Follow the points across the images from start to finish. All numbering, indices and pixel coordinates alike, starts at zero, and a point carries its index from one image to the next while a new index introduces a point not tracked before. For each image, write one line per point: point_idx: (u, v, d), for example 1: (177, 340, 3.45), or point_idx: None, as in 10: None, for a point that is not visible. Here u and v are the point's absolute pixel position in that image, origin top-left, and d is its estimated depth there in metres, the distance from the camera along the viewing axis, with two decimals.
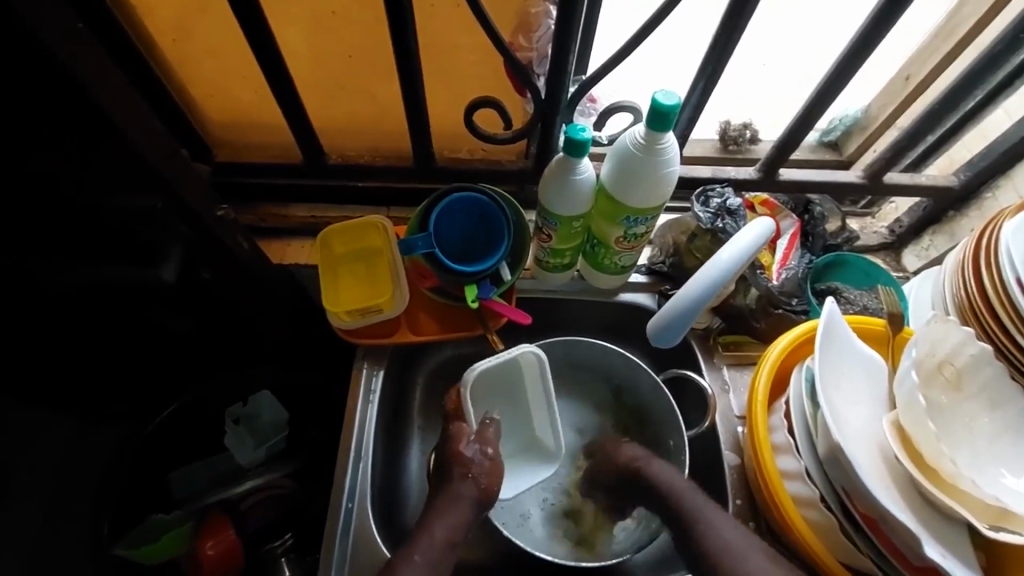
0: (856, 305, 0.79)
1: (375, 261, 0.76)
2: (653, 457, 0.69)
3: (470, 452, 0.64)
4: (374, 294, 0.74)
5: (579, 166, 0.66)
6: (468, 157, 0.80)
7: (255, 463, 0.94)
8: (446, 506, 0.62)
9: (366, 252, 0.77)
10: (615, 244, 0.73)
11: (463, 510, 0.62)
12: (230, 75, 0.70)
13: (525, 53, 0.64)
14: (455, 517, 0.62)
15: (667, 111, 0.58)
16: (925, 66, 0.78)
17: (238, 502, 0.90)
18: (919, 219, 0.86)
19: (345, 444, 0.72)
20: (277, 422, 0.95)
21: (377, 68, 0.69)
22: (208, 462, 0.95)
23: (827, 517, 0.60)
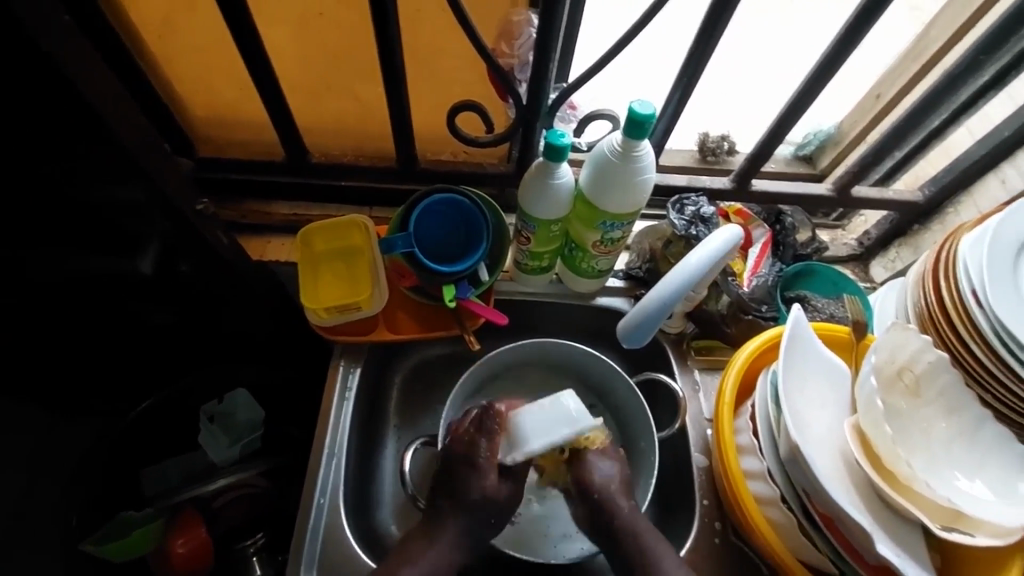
0: (823, 313, 0.80)
1: (356, 260, 0.77)
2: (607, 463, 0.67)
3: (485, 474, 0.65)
4: (353, 292, 0.74)
5: (557, 171, 0.68)
6: (451, 160, 0.82)
7: (228, 462, 0.92)
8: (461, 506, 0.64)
9: (346, 249, 0.78)
10: (592, 248, 0.75)
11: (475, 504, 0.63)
12: (215, 69, 0.70)
13: (509, 60, 0.65)
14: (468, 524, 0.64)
15: (643, 120, 0.61)
16: (894, 84, 0.82)
17: (211, 502, 0.91)
18: (886, 232, 0.90)
19: (319, 442, 0.72)
20: (252, 422, 0.94)
21: (365, 70, 0.71)
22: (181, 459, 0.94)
23: (788, 516, 0.61)
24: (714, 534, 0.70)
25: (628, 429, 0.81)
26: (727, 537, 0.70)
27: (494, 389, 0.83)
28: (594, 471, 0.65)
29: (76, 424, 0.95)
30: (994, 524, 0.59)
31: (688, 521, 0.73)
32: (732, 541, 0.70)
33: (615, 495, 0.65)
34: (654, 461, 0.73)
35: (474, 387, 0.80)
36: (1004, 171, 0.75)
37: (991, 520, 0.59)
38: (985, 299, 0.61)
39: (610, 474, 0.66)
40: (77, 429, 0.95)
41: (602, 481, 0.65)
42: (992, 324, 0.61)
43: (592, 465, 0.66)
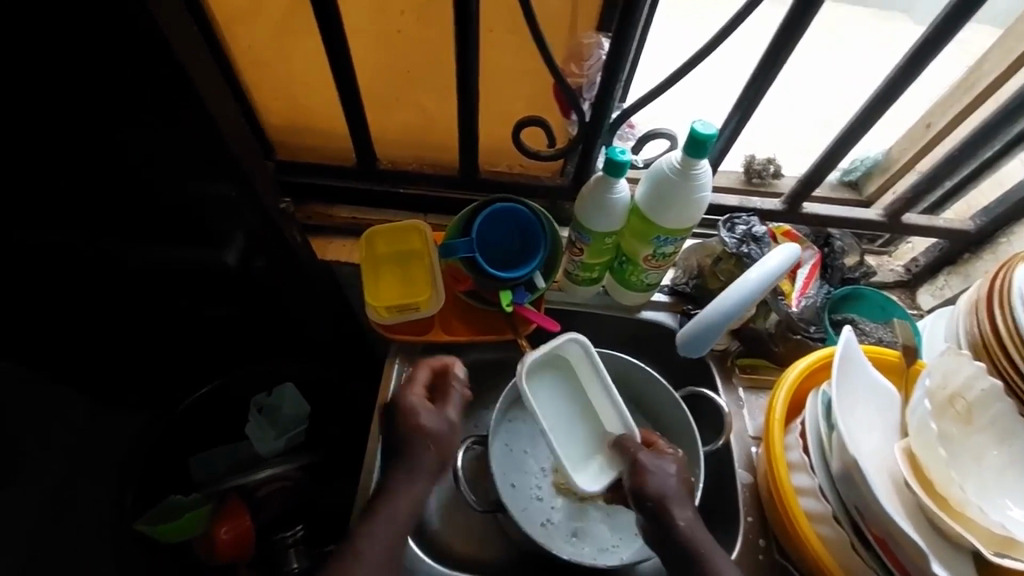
0: (872, 337, 0.82)
1: (415, 262, 0.81)
2: (670, 466, 0.64)
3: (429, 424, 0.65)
4: (413, 294, 0.78)
5: (616, 186, 0.71)
6: (507, 171, 0.85)
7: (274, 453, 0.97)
8: (421, 445, 0.64)
9: (404, 251, 0.81)
10: (643, 262, 0.78)
11: (432, 438, 0.65)
12: (299, 78, 0.75)
13: (577, 79, 0.69)
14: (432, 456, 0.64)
15: (704, 139, 0.63)
16: (945, 114, 0.82)
17: (254, 490, 0.92)
18: (935, 259, 0.90)
19: (374, 437, 0.75)
20: (297, 415, 0.98)
21: (439, 86, 0.75)
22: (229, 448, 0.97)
23: (839, 533, 0.61)
24: (758, 551, 0.71)
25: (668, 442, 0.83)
26: (770, 556, 0.70)
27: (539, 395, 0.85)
28: (655, 470, 0.64)
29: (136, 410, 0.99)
30: None
31: (731, 537, 0.73)
32: (775, 560, 0.70)
33: (675, 501, 0.62)
34: (699, 473, 0.75)
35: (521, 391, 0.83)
36: None
37: None
38: None
39: (670, 476, 0.64)
40: (136, 415, 1.00)
41: (660, 480, 0.63)
42: None
43: (654, 464, 0.65)
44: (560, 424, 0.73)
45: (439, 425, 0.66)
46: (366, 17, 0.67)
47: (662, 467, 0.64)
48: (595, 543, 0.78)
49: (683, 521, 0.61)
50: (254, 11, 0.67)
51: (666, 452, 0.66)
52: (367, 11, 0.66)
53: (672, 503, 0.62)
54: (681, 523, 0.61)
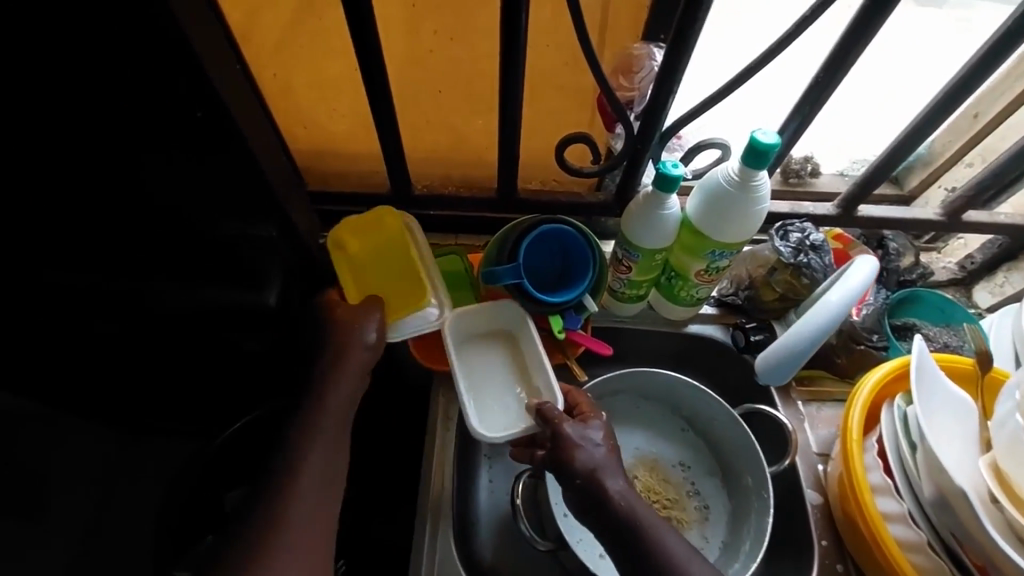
0: (938, 343, 0.78)
1: (398, 253, 0.74)
2: (595, 429, 0.62)
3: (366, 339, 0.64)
4: (412, 289, 0.71)
5: (667, 201, 0.67)
6: (540, 187, 0.81)
7: None
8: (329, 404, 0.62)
9: (384, 241, 0.74)
10: (695, 277, 0.74)
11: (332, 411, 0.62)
12: (329, 104, 0.72)
13: (627, 93, 0.65)
14: (333, 426, 0.61)
15: (765, 149, 0.60)
16: (995, 104, 0.80)
17: None
18: (993, 256, 0.86)
19: (427, 475, 0.72)
20: None
21: (475, 105, 0.72)
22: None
23: (936, 562, 0.58)
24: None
25: (725, 459, 0.82)
26: None
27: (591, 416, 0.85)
28: (584, 436, 0.60)
29: None
30: None
31: (805, 564, 0.69)
32: None
33: (608, 469, 0.58)
34: (768, 498, 0.71)
35: None
36: None
37: None
38: None
39: (596, 441, 0.61)
40: None
41: (590, 453, 0.59)
42: None
43: (585, 429, 0.61)
44: (487, 391, 0.71)
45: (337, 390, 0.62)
46: (401, 39, 0.64)
47: (592, 432, 0.61)
48: None
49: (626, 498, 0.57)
50: (286, 38, 0.64)
51: (593, 416, 0.63)
52: (403, 33, 0.64)
53: (605, 472, 0.58)
54: (623, 499, 0.56)
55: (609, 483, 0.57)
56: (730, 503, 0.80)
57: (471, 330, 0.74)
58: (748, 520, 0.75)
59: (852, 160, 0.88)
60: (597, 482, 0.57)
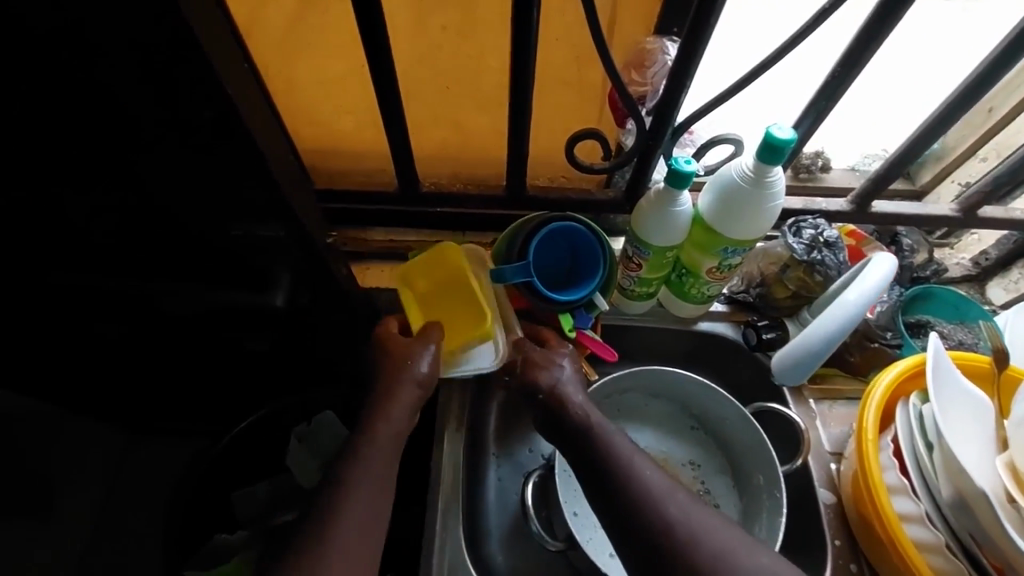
0: (952, 340, 0.77)
1: (461, 285, 0.72)
2: (563, 355, 0.67)
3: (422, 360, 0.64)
4: (473, 325, 0.70)
5: (679, 198, 0.66)
6: (548, 184, 0.81)
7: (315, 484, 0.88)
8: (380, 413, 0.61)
9: (447, 277, 0.73)
10: (706, 274, 0.73)
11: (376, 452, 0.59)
12: (335, 101, 0.71)
13: (639, 89, 0.64)
14: (380, 465, 0.59)
15: (781, 144, 0.59)
16: (1010, 98, 0.78)
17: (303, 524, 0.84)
18: (1008, 252, 0.85)
19: (436, 474, 0.71)
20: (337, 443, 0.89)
21: (482, 102, 0.71)
22: (273, 483, 0.93)
23: (955, 564, 0.57)
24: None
25: (735, 458, 0.82)
26: None
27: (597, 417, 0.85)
28: (549, 360, 0.66)
29: (171, 448, 0.96)
30: None
31: (817, 563, 0.69)
32: None
33: (569, 389, 0.64)
34: (781, 496, 0.70)
35: None
36: None
37: None
38: None
39: (564, 368, 0.66)
40: (172, 452, 0.96)
41: (553, 374, 0.65)
42: None
43: (552, 354, 0.67)
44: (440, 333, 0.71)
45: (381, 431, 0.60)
46: (408, 34, 0.63)
47: (558, 356, 0.67)
48: None
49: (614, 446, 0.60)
50: (292, 34, 0.63)
51: (564, 346, 0.68)
52: (411, 28, 0.62)
53: (566, 395, 0.63)
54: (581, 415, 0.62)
55: (568, 401, 0.63)
56: (742, 502, 0.79)
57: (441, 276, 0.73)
58: (760, 519, 0.74)
59: (864, 154, 0.88)
60: (557, 398, 0.63)
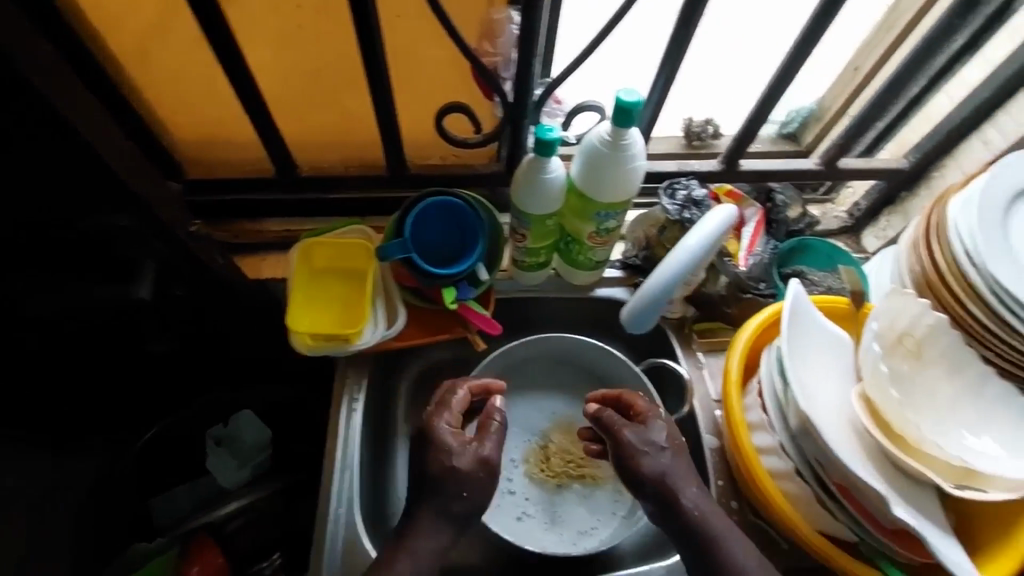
0: (821, 286, 0.82)
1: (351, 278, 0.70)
2: (660, 432, 0.65)
3: (438, 421, 0.67)
4: (347, 322, 0.67)
5: (549, 165, 0.68)
6: (440, 164, 0.80)
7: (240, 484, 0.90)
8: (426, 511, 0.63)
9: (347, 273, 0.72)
10: (588, 240, 0.76)
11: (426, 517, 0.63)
12: (198, 89, 0.70)
13: (492, 59, 0.65)
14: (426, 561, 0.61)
15: (629, 108, 0.60)
16: (870, 56, 0.83)
17: (223, 526, 0.85)
18: (875, 201, 0.90)
19: (330, 455, 0.70)
20: (261, 443, 0.92)
21: (349, 82, 0.71)
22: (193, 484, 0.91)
23: (803, 488, 0.62)
24: (731, 512, 0.71)
25: None
26: (744, 514, 0.71)
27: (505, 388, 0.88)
28: (645, 439, 0.64)
29: None
30: (1009, 478, 0.59)
31: None
32: (748, 518, 0.70)
33: (678, 482, 0.63)
34: None
35: None
36: (986, 132, 0.74)
37: (1002, 474, 0.60)
38: (978, 257, 0.62)
39: (658, 450, 0.64)
40: None
41: (653, 461, 0.63)
42: (988, 282, 0.61)
43: (645, 434, 0.64)
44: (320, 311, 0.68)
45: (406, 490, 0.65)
46: (258, 15, 0.62)
47: (653, 433, 0.64)
48: (580, 540, 0.78)
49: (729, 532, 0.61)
50: (136, 20, 0.61)
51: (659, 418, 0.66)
52: (258, 8, 0.62)
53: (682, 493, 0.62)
54: (690, 517, 0.61)
55: (682, 498, 0.62)
56: None
57: (328, 263, 0.71)
58: None
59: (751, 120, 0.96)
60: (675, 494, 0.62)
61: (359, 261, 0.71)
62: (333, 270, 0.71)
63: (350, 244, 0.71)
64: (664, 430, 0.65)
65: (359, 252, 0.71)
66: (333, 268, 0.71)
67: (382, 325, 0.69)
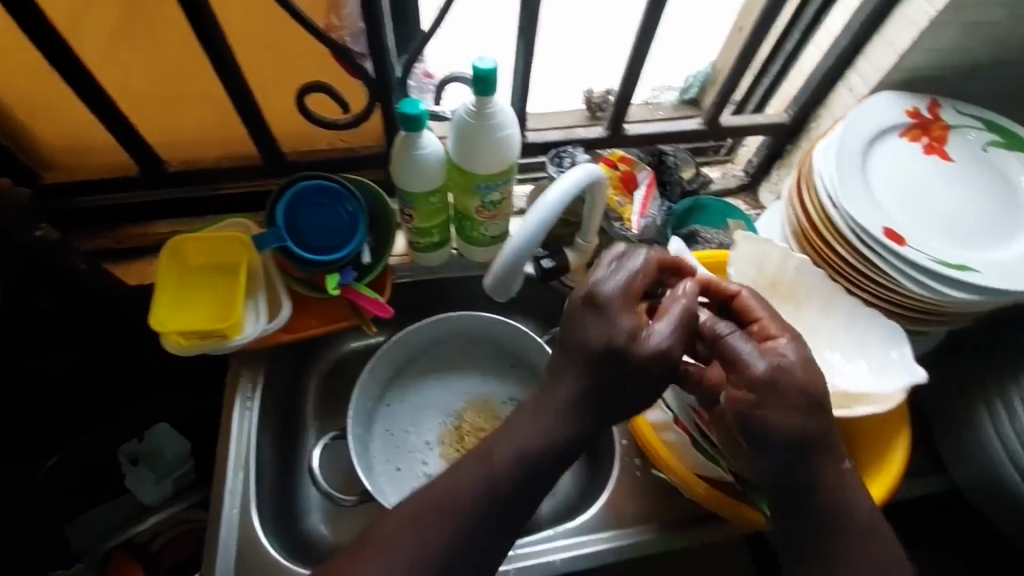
0: (714, 242, 0.83)
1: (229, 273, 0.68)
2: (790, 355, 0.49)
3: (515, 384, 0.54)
4: (222, 318, 0.65)
5: (421, 141, 0.67)
6: (328, 149, 0.77)
7: (162, 498, 0.89)
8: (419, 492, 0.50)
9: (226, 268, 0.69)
10: (477, 215, 0.75)
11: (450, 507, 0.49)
12: (41, 90, 0.66)
13: (341, 34, 0.63)
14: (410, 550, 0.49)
15: (485, 75, 0.60)
16: (752, 13, 0.83)
17: (147, 544, 0.87)
18: (765, 157, 0.92)
19: (222, 456, 0.68)
20: (182, 454, 0.89)
21: (200, 70, 0.67)
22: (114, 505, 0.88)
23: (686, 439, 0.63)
24: (635, 468, 0.72)
25: None
26: (648, 470, 0.72)
27: (417, 373, 0.86)
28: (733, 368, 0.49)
29: None
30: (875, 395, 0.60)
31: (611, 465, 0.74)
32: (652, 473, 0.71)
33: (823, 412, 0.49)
34: None
35: (390, 378, 0.84)
36: (851, 79, 0.76)
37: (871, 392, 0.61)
38: (838, 198, 0.62)
39: (800, 378, 0.48)
40: None
41: (797, 389, 0.48)
42: (848, 221, 0.62)
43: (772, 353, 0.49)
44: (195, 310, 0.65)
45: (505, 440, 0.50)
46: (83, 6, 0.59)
47: (785, 356, 0.49)
48: None
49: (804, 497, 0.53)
50: None
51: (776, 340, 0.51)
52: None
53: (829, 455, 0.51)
54: (834, 477, 0.50)
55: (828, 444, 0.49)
56: None
57: (204, 259, 0.68)
58: None
59: (654, 88, 0.97)
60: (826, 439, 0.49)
61: (236, 254, 0.69)
62: (209, 266, 0.68)
63: (224, 238, 0.68)
64: (797, 365, 0.49)
65: (234, 245, 0.68)
66: (209, 264, 0.69)
67: (263, 318, 0.67)
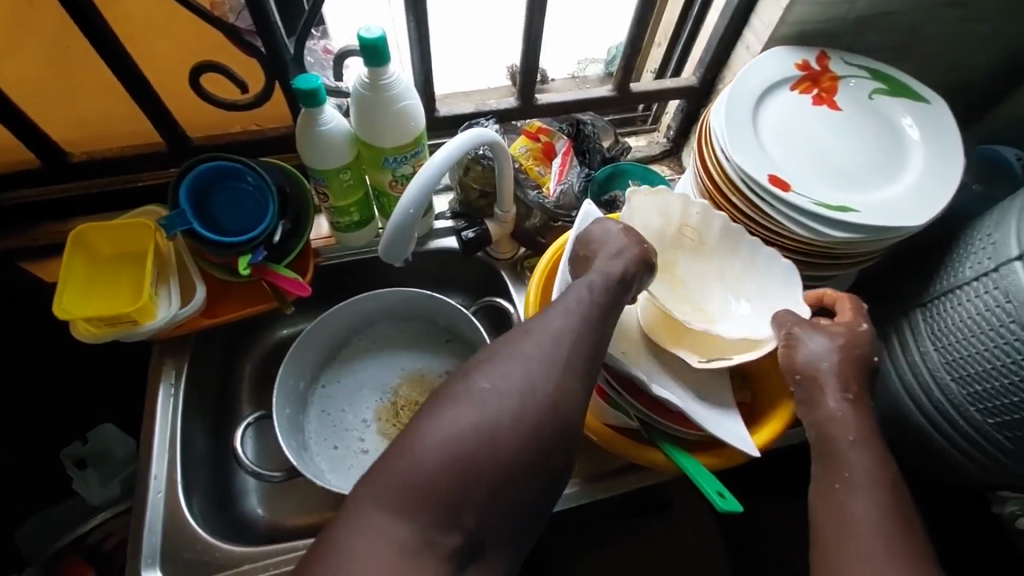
0: None
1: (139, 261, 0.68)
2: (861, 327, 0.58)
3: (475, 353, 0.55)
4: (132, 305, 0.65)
5: (322, 116, 0.67)
6: (238, 131, 0.78)
7: (109, 500, 0.87)
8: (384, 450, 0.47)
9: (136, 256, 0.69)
10: (391, 189, 0.75)
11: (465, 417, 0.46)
12: None
13: (224, 12, 0.65)
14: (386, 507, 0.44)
15: (374, 44, 0.60)
16: None
17: (99, 545, 0.84)
18: (681, 121, 0.94)
19: (146, 442, 0.69)
20: (130, 454, 0.89)
21: (88, 56, 0.68)
22: (55, 510, 0.87)
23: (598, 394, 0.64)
24: None
25: None
26: None
27: (350, 352, 0.87)
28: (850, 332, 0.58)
29: None
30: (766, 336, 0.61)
31: None
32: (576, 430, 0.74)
33: (830, 379, 0.55)
34: None
35: (323, 359, 0.85)
36: (747, 38, 0.78)
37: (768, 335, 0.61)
38: (727, 150, 0.64)
39: (822, 355, 0.56)
40: None
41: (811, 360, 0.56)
42: (739, 170, 0.64)
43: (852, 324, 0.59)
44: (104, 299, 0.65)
45: (532, 351, 0.50)
46: None
47: (816, 340, 0.57)
48: None
49: (815, 428, 0.54)
50: None
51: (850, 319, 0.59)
52: None
53: (829, 379, 0.55)
54: (825, 424, 0.54)
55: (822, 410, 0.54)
56: None
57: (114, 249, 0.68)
58: None
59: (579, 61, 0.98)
60: (824, 405, 0.54)
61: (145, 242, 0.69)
62: (119, 255, 0.69)
63: (132, 226, 0.68)
64: (829, 345, 0.57)
65: (143, 233, 0.68)
66: (119, 253, 0.69)
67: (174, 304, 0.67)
